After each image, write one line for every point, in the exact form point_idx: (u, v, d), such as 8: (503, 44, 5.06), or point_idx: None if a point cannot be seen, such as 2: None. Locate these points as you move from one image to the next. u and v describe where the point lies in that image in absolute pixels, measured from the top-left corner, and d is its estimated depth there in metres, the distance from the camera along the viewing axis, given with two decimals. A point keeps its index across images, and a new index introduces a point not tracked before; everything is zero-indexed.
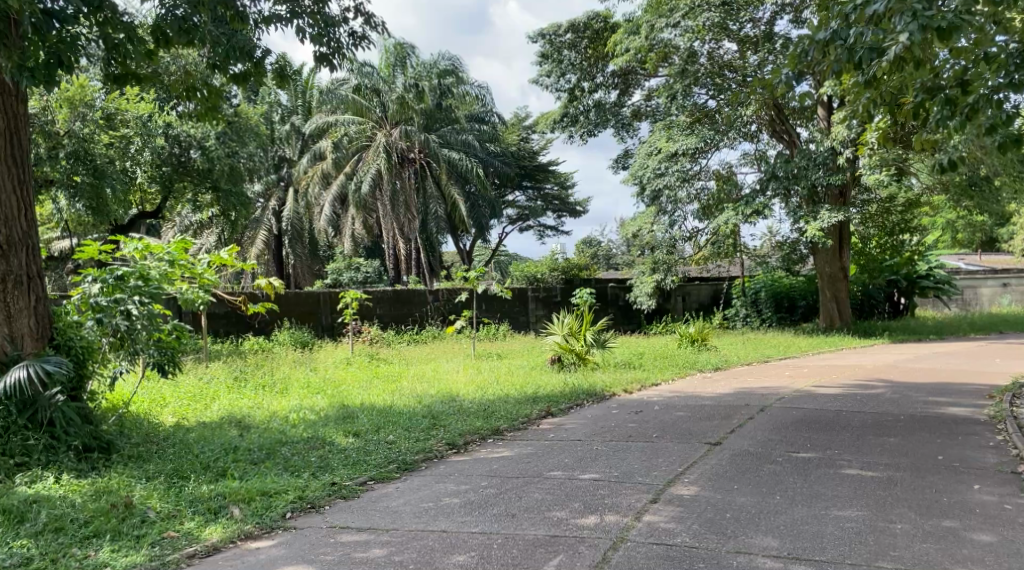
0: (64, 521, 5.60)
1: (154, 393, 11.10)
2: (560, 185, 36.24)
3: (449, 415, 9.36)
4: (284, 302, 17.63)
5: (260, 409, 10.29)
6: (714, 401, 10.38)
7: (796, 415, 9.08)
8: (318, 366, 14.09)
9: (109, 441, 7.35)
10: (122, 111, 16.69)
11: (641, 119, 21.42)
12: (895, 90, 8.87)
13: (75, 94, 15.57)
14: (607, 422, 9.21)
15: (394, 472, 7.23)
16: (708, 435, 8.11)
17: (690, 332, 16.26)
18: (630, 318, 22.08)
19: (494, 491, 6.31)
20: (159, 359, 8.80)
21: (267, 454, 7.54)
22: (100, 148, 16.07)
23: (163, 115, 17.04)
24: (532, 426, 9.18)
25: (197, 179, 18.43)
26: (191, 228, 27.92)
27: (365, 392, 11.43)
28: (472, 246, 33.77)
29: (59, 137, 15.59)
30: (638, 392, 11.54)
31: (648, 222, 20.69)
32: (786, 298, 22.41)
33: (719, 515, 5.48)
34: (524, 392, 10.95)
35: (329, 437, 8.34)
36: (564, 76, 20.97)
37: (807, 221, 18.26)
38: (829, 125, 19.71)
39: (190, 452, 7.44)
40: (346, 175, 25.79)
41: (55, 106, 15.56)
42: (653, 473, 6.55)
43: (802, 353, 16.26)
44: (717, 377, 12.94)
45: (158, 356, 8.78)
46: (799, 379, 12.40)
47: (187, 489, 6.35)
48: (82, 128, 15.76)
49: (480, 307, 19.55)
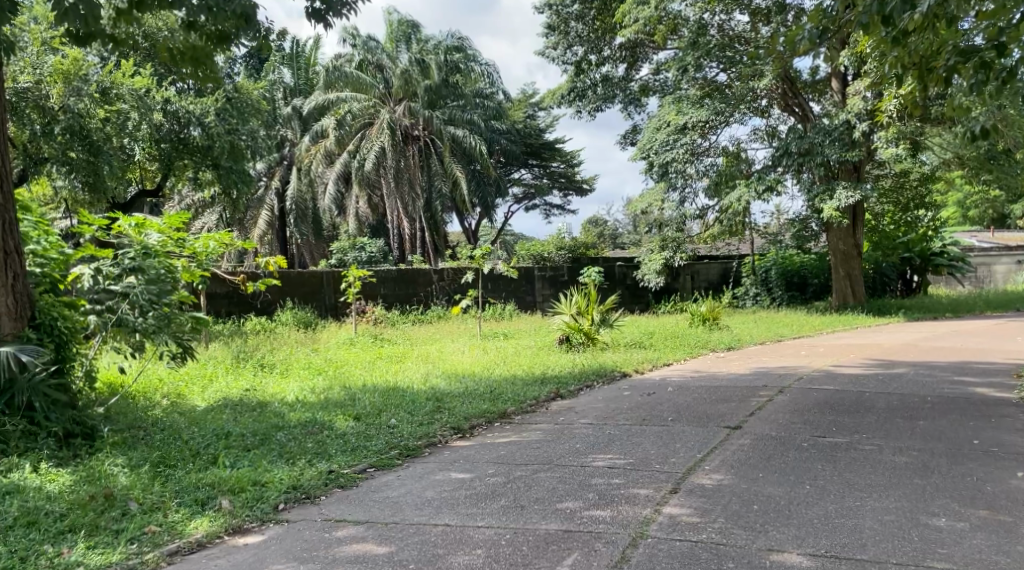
0: (36, 515, 5.21)
1: (150, 374, 10.76)
2: (567, 163, 35.66)
3: (454, 398, 8.95)
4: (286, 281, 17.18)
5: (258, 392, 9.90)
6: (731, 382, 9.96)
7: (818, 397, 8.66)
8: (320, 347, 13.69)
9: (94, 426, 6.98)
10: (117, 85, 16.17)
11: (650, 94, 20.69)
12: (924, 53, 8.30)
13: (68, 67, 15.16)
14: (619, 404, 8.79)
15: (394, 458, 6.83)
16: (727, 418, 7.69)
17: (701, 311, 15.80)
18: (638, 298, 21.57)
19: (501, 480, 5.90)
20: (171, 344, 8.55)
21: (261, 441, 7.13)
22: (96, 123, 15.57)
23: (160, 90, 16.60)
24: (541, 409, 8.78)
25: (198, 157, 17.88)
26: (194, 206, 27.56)
27: (366, 373, 11.05)
28: (477, 224, 33.32)
29: (55, 112, 15.12)
30: (651, 372, 11.15)
31: (657, 199, 20.14)
32: (798, 276, 21.87)
33: (745, 508, 5.06)
34: (531, 373, 10.56)
35: (329, 421, 7.93)
36: (571, 49, 20.54)
37: (823, 200, 17.78)
38: (845, 98, 19.03)
39: (179, 438, 7.03)
40: (349, 152, 25.20)
41: (48, 80, 15.12)
42: (671, 460, 6.14)
43: (816, 332, 15.82)
44: (730, 357, 12.51)
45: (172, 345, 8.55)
46: (816, 358, 11.97)
47: (175, 477, 5.97)
48: (78, 103, 15.22)
49: (485, 287, 19.00)
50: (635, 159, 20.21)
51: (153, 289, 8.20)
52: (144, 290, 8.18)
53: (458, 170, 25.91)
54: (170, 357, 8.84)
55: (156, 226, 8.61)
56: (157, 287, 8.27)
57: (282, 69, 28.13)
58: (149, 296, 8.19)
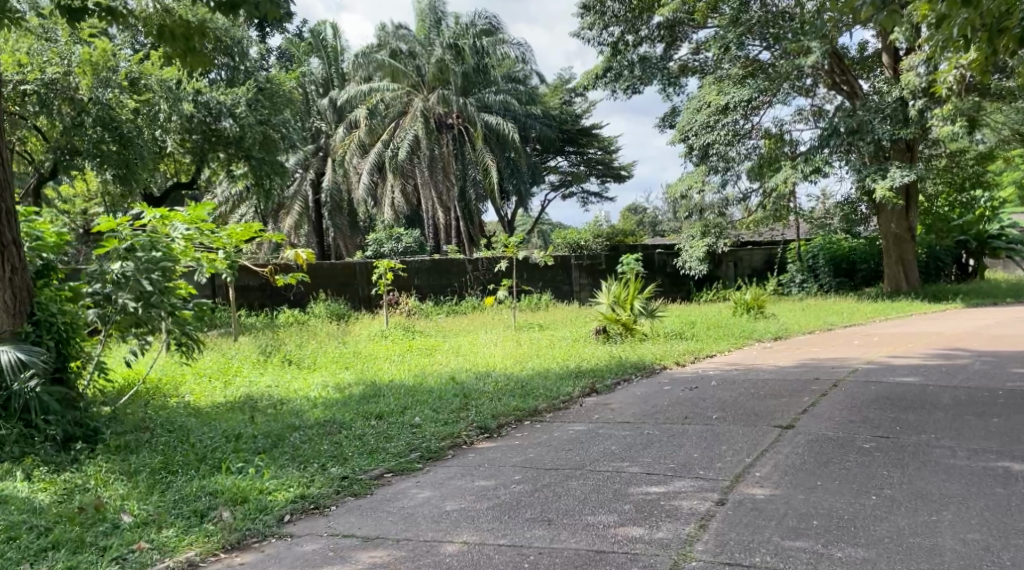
0: (19, 529, 4.79)
1: (173, 370, 10.45)
2: (604, 150, 34.85)
3: (484, 393, 8.45)
4: (318, 273, 16.80)
5: (282, 388, 9.44)
6: (780, 375, 9.30)
7: (875, 392, 8.00)
8: (348, 340, 13.21)
9: (97, 427, 6.54)
10: (146, 75, 15.78)
11: (689, 75, 20.18)
12: (996, 11, 7.54)
13: (97, 59, 14.52)
14: (659, 400, 8.20)
15: (415, 462, 6.31)
16: (777, 416, 7.07)
17: (745, 299, 15.13)
18: (678, 285, 20.88)
19: (528, 488, 5.37)
20: (183, 341, 8.13)
21: (273, 443, 6.62)
22: (127, 115, 15.09)
23: (191, 81, 16.11)
24: (575, 405, 8.23)
25: (230, 148, 17.42)
26: (230, 198, 27.33)
27: (395, 366, 10.60)
28: (514, 213, 32.76)
29: (84, 103, 14.68)
30: (692, 364, 10.55)
31: (697, 181, 19.42)
32: (846, 262, 21.02)
33: (804, 524, 4.47)
34: (565, 366, 9.98)
35: (349, 421, 7.43)
36: (607, 29, 19.82)
37: (874, 181, 16.89)
38: (897, 74, 18.12)
39: (186, 440, 6.54)
40: (383, 142, 24.54)
41: (77, 72, 14.55)
42: (717, 465, 5.56)
43: (867, 320, 15.07)
44: (777, 347, 11.83)
45: (184, 341, 8.13)
46: (870, 348, 11.24)
47: (175, 486, 5.50)
48: (107, 93, 14.66)
49: (520, 277, 18.47)
50: (674, 142, 19.53)
51: (152, 270, 7.57)
52: (143, 272, 7.54)
53: (490, 156, 25.23)
54: (180, 352, 8.37)
55: (180, 217, 8.19)
56: (150, 271, 7.58)
57: (314, 58, 27.71)
58: (149, 279, 7.56)
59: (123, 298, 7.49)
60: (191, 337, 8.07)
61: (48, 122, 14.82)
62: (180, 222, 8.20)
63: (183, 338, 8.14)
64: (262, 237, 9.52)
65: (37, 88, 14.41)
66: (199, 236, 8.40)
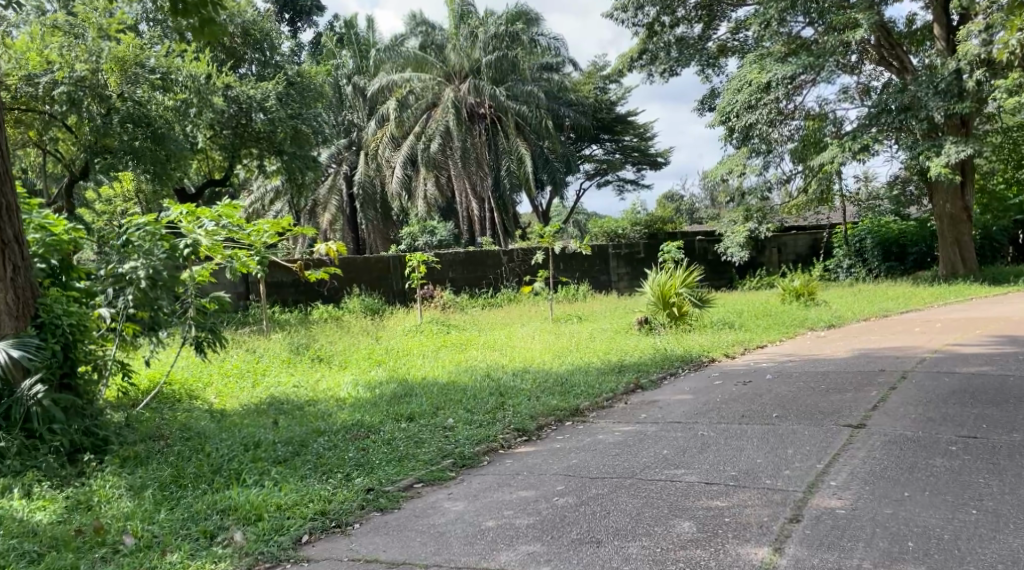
0: (9, 558, 4.32)
1: (197, 371, 9.95)
2: (640, 137, 34.06)
3: (521, 391, 7.91)
4: (351, 267, 16.29)
5: (309, 388, 8.96)
6: (839, 366, 8.69)
7: (949, 385, 7.39)
8: (381, 336, 12.69)
9: (107, 437, 6.04)
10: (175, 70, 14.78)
11: (728, 55, 19.45)
12: None
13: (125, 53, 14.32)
14: (711, 397, 7.59)
15: (447, 470, 5.79)
16: (845, 414, 6.47)
17: (794, 286, 14.43)
18: (720, 273, 20.10)
19: (573, 501, 4.87)
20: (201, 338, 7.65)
21: (294, 451, 6.07)
22: (160, 112, 14.57)
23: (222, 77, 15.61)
24: (619, 404, 7.67)
25: (263, 145, 16.78)
26: (264, 194, 26.92)
27: (430, 363, 10.11)
28: (549, 203, 32.14)
29: (114, 102, 14.11)
30: (743, 356, 9.92)
31: (738, 164, 18.68)
32: (896, 244, 20.15)
33: (899, 547, 4.05)
34: (608, 360, 9.41)
35: (378, 423, 6.92)
36: (642, 10, 19.07)
37: (928, 158, 16.11)
38: (949, 46, 17.53)
39: (202, 449, 6.01)
40: (415, 134, 24.01)
41: (105, 68, 14.03)
42: (785, 472, 5.02)
43: (927, 305, 14.30)
44: (833, 336, 11.16)
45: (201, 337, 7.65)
46: (934, 335, 10.56)
47: (185, 502, 5.00)
48: (136, 90, 14.36)
49: (557, 267, 17.89)
50: (713, 124, 18.82)
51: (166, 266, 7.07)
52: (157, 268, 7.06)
53: (524, 146, 24.62)
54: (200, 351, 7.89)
55: (207, 212, 7.80)
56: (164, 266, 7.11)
57: (343, 50, 27.28)
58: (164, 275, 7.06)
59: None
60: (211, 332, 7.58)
61: (77, 120, 14.09)
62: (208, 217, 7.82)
63: (203, 337, 7.64)
64: (292, 231, 8.97)
65: (67, 87, 13.66)
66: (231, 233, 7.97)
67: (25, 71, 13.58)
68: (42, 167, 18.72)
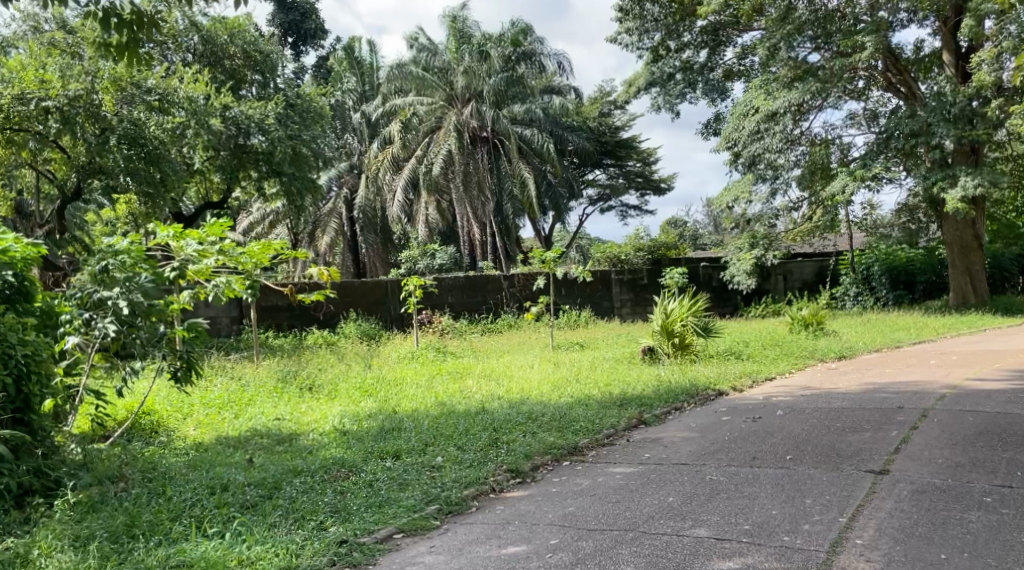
0: None
1: (178, 400, 9.40)
2: (643, 162, 33.67)
3: (517, 427, 7.40)
4: (348, 292, 15.79)
5: (294, 419, 8.43)
6: (854, 402, 8.17)
7: (973, 425, 6.89)
8: (376, 363, 12.18)
9: (61, 478, 5.56)
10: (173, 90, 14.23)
11: (734, 80, 19.04)
12: None
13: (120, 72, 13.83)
14: (719, 435, 7.08)
15: (431, 518, 5.28)
16: (866, 457, 5.96)
17: (802, 315, 13.94)
18: (725, 300, 19.61)
19: (569, 560, 4.46)
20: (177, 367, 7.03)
21: (266, 494, 5.55)
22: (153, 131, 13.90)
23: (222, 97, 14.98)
24: (621, 441, 7.16)
25: (258, 167, 16.03)
26: (264, 217, 26.48)
27: (422, 393, 9.61)
28: (551, 228, 31.70)
29: (109, 121, 13.51)
30: (751, 389, 9.41)
31: (744, 192, 18.28)
32: (904, 273, 19.55)
33: None
34: (610, 393, 8.88)
35: (361, 461, 6.38)
36: (647, 34, 18.82)
37: (941, 188, 15.65)
38: (959, 73, 17.16)
39: (163, 493, 5.51)
40: (416, 158, 23.61)
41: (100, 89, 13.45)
42: (803, 528, 4.59)
43: (939, 336, 13.79)
44: (844, 368, 10.66)
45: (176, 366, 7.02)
46: (952, 368, 10.05)
47: (134, 556, 4.57)
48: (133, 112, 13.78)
49: (558, 293, 17.40)
50: (718, 150, 18.43)
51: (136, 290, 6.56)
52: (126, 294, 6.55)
53: (527, 169, 24.10)
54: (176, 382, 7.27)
55: (195, 233, 7.42)
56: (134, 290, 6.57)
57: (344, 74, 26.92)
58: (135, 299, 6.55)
59: (104, 324, 6.50)
60: (188, 361, 6.97)
61: (71, 140, 13.44)
62: (196, 239, 7.45)
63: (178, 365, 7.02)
64: (285, 253, 8.36)
65: (60, 105, 13.02)
66: (222, 257, 7.56)
67: (19, 91, 12.86)
68: (37, 189, 18.28)
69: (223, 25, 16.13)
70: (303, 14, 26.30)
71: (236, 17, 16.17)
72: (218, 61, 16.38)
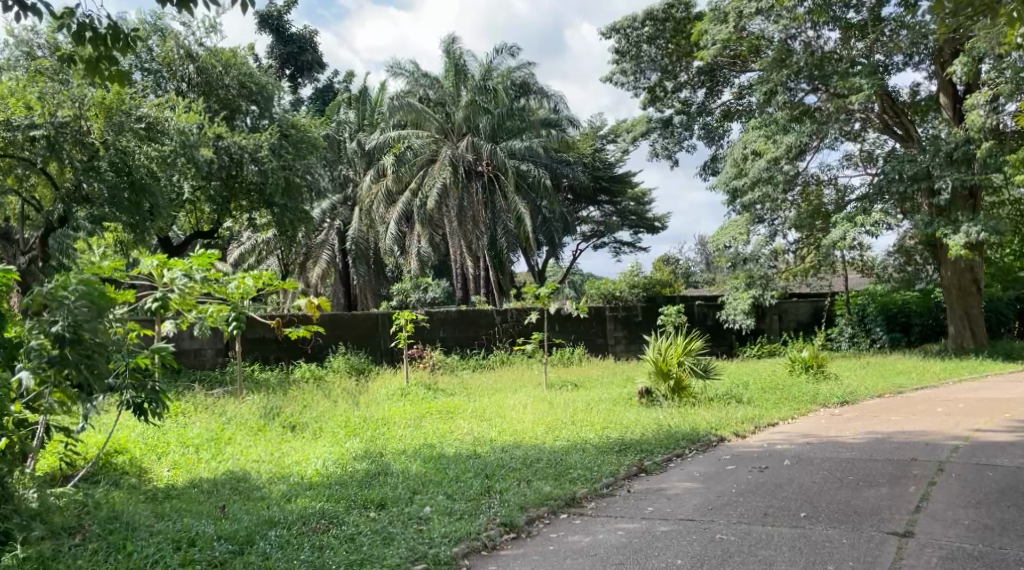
0: None
1: (154, 437, 8.92)
2: (637, 200, 33.45)
3: (512, 474, 6.96)
4: (337, 323, 15.34)
5: (274, 461, 7.96)
6: (865, 453, 7.75)
7: (994, 480, 6.50)
8: (365, 400, 11.70)
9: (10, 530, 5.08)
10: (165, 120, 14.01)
11: (732, 120, 18.78)
12: None
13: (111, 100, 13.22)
14: (725, 487, 6.64)
15: None
16: (886, 516, 5.57)
17: (802, 356, 13.53)
18: (721, 338, 19.23)
19: None
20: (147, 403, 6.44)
21: (236, 550, 5.15)
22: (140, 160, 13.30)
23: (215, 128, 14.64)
24: (621, 492, 6.71)
25: (250, 198, 15.66)
26: (253, 248, 26.02)
27: (412, 434, 9.16)
28: (544, 262, 31.29)
29: (96, 148, 13.01)
30: (754, 435, 8.99)
31: (740, 232, 17.91)
32: (900, 315, 19.22)
33: None
34: (606, 437, 8.43)
35: (343, 512, 5.93)
36: (643, 75, 18.60)
37: (943, 233, 15.34)
38: (955, 116, 16.79)
39: (124, 548, 5.14)
40: (411, 191, 23.05)
41: (89, 115, 12.97)
42: None
43: (942, 381, 13.37)
44: (847, 414, 10.27)
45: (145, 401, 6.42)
46: (961, 416, 9.66)
47: None
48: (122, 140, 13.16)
49: (551, 329, 16.99)
50: (715, 187, 18.16)
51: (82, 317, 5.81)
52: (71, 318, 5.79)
53: (522, 204, 23.74)
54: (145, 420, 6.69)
55: (182, 263, 7.03)
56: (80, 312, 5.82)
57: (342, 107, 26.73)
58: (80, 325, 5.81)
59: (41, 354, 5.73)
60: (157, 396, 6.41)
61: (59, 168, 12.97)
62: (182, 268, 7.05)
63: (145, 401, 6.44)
64: (272, 286, 7.95)
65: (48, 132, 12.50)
66: (209, 289, 7.16)
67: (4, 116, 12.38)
68: (20, 217, 17.81)
69: (220, 57, 15.81)
70: (301, 46, 26.09)
71: (233, 49, 15.85)
72: (211, 91, 16.00)
